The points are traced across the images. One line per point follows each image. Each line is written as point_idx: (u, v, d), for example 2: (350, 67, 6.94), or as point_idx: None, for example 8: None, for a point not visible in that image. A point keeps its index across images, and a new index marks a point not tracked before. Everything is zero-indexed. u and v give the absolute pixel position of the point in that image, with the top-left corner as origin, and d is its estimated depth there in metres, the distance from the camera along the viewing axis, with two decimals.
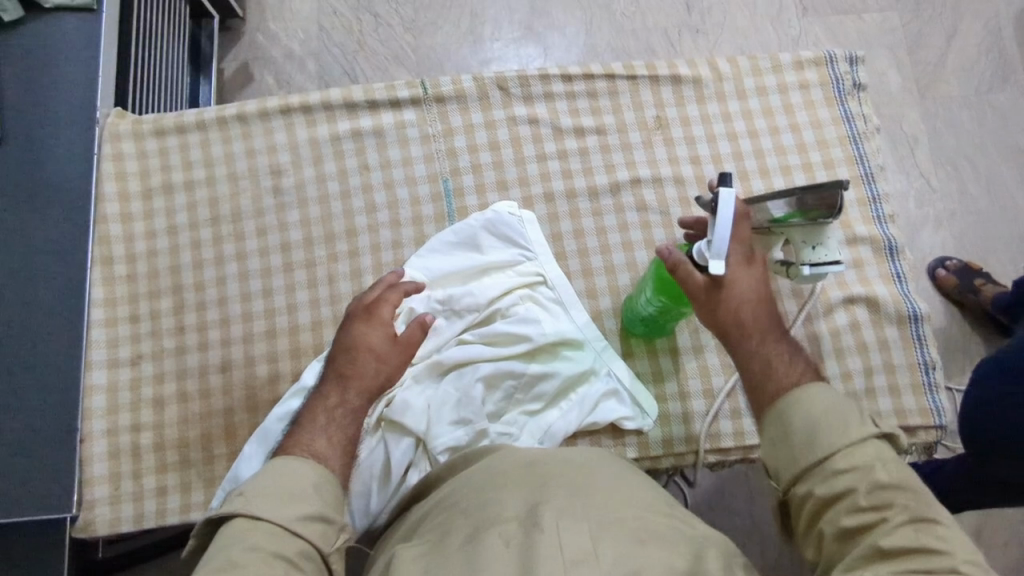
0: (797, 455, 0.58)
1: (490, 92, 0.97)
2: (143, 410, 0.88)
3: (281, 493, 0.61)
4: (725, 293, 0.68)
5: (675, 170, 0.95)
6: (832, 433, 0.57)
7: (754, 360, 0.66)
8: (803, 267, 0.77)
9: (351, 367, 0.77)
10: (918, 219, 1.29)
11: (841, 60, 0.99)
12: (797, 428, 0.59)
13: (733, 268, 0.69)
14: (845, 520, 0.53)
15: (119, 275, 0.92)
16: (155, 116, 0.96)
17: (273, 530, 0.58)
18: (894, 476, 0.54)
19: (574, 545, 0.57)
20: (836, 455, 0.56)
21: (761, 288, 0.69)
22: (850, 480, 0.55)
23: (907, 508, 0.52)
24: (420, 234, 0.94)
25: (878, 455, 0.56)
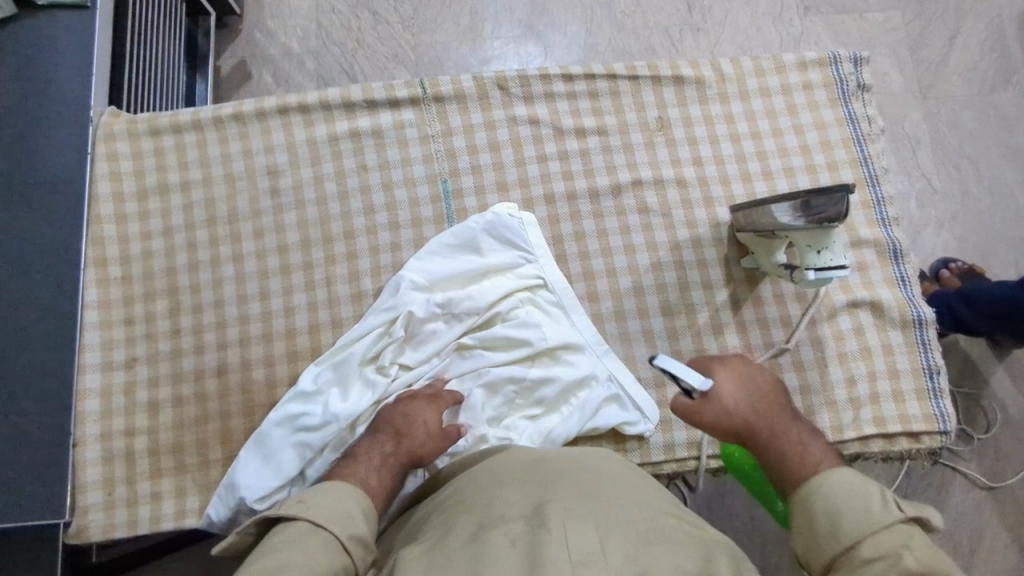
0: (824, 545, 0.60)
1: (490, 92, 0.96)
2: (138, 415, 0.87)
3: (340, 511, 0.64)
4: (719, 404, 0.71)
5: (678, 172, 0.94)
6: (854, 521, 0.59)
7: (769, 456, 0.69)
8: (808, 271, 0.77)
9: (408, 428, 0.77)
10: (920, 221, 1.28)
11: (846, 61, 0.97)
12: (820, 516, 0.62)
13: (717, 384, 0.72)
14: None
15: (114, 277, 0.90)
16: (151, 115, 0.95)
17: (329, 541, 0.61)
18: (922, 563, 0.54)
19: (579, 543, 0.56)
20: (861, 544, 0.58)
21: (748, 387, 0.73)
22: (878, 569, 0.56)
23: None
24: (419, 237, 0.92)
25: (904, 540, 0.57)
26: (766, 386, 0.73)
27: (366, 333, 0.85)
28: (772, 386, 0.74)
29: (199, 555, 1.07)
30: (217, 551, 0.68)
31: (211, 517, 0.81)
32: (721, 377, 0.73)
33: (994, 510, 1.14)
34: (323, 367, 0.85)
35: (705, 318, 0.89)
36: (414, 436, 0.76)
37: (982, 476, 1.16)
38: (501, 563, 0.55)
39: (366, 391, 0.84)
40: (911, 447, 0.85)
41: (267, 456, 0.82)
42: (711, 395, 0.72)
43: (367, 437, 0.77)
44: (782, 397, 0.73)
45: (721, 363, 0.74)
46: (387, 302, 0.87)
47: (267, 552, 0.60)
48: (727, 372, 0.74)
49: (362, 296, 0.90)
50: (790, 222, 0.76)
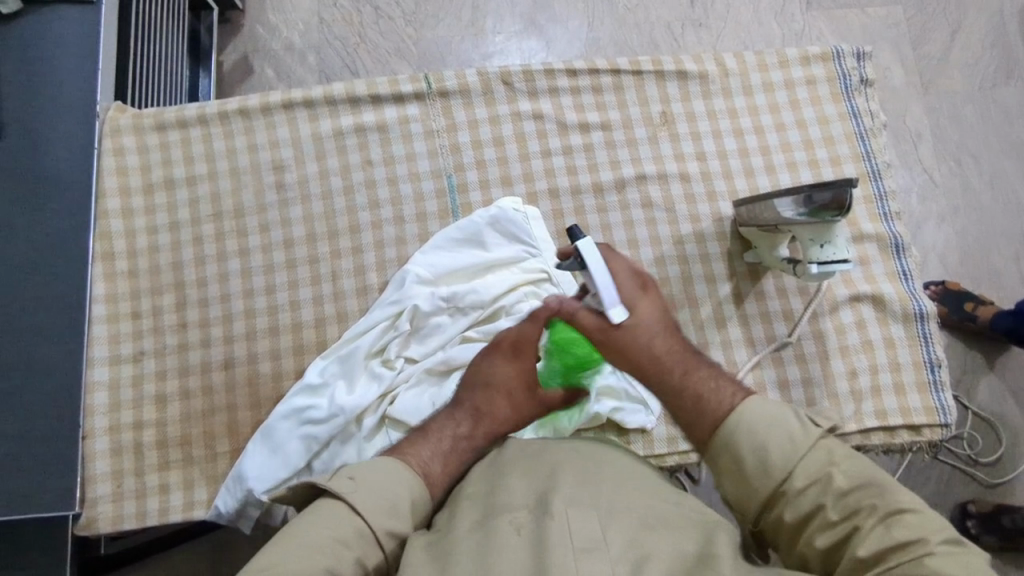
0: (756, 483, 0.60)
1: (493, 87, 0.96)
2: (145, 408, 0.87)
3: (384, 503, 0.63)
4: (634, 335, 0.66)
5: (681, 167, 0.94)
6: (781, 450, 0.60)
7: (682, 394, 0.65)
8: (811, 265, 0.77)
9: (488, 406, 0.73)
10: (921, 215, 1.29)
11: (849, 56, 0.98)
12: (746, 455, 0.60)
13: (631, 308, 0.67)
14: (822, 537, 0.56)
15: (120, 271, 0.91)
16: (156, 110, 0.95)
17: (360, 531, 0.61)
18: (847, 479, 0.57)
19: (582, 530, 0.58)
20: (792, 474, 0.59)
21: (661, 322, 0.68)
22: (813, 497, 0.57)
23: (867, 504, 0.55)
24: (424, 231, 0.93)
25: (828, 459, 0.59)
26: (672, 323, 0.69)
27: (372, 326, 0.86)
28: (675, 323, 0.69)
29: (207, 547, 1.08)
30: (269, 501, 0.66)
31: (218, 509, 0.83)
32: (642, 307, 0.67)
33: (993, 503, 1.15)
34: (329, 360, 0.86)
35: (708, 311, 0.90)
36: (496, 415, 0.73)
37: (981, 472, 1.17)
38: (510, 553, 0.58)
39: (372, 384, 0.84)
40: (912, 439, 0.85)
41: (274, 449, 0.83)
42: (625, 321, 0.67)
43: (445, 417, 0.73)
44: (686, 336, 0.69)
45: (644, 290, 0.68)
46: (392, 295, 0.87)
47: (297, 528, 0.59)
48: (639, 302, 0.68)
49: (367, 291, 0.91)
50: (794, 215, 0.77)
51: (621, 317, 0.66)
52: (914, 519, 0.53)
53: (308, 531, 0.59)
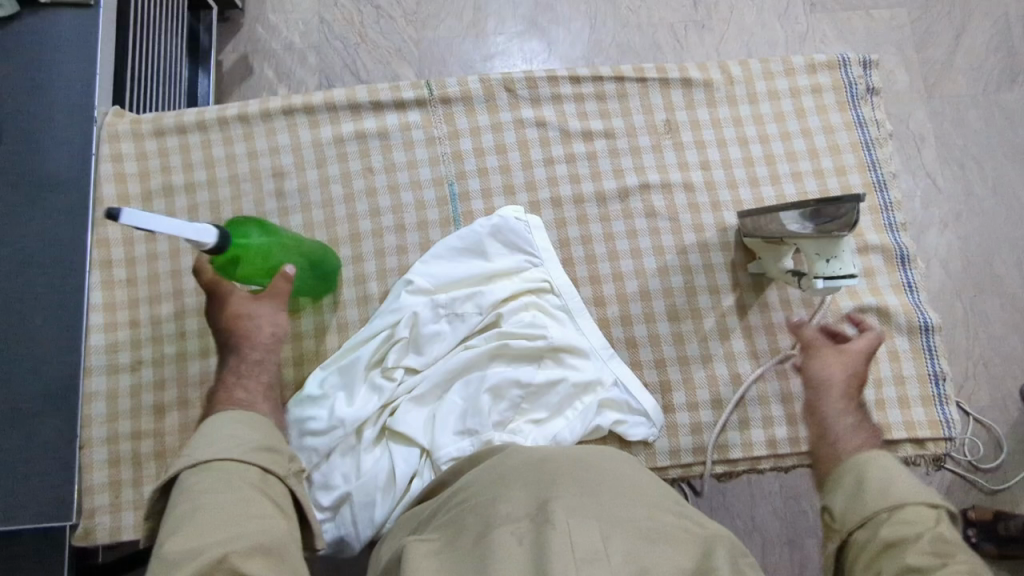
0: (869, 502, 0.65)
1: (496, 94, 0.95)
2: (144, 418, 0.87)
3: (228, 437, 0.65)
4: (843, 364, 0.80)
5: (685, 176, 0.93)
6: (903, 491, 0.64)
7: (838, 420, 0.75)
8: (817, 280, 0.76)
9: (240, 336, 0.76)
10: (925, 222, 1.28)
11: (855, 64, 0.97)
12: (872, 481, 0.67)
13: (853, 352, 0.80)
14: (908, 557, 0.59)
15: (119, 279, 0.90)
16: (155, 115, 0.94)
17: (229, 466, 0.63)
18: (950, 536, 0.60)
19: (583, 540, 0.57)
20: (904, 508, 0.63)
21: (856, 372, 0.79)
22: (915, 529, 0.61)
23: (956, 557, 0.58)
24: (426, 240, 0.92)
25: (937, 519, 0.62)
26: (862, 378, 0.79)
27: (372, 336, 0.86)
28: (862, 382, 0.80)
29: None
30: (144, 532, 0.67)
31: None
32: (848, 361, 0.80)
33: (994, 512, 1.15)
34: (328, 371, 0.86)
35: (712, 323, 0.89)
36: (249, 338, 0.76)
37: (983, 481, 1.17)
38: (507, 561, 0.56)
39: (372, 395, 0.83)
40: (916, 453, 0.85)
41: None
42: (843, 356, 0.80)
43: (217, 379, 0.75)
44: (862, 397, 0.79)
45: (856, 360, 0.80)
46: (392, 305, 0.87)
47: (179, 524, 0.58)
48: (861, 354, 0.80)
49: (368, 300, 0.90)
50: (799, 228, 0.76)
51: (846, 356, 0.80)
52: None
53: (200, 500, 0.60)
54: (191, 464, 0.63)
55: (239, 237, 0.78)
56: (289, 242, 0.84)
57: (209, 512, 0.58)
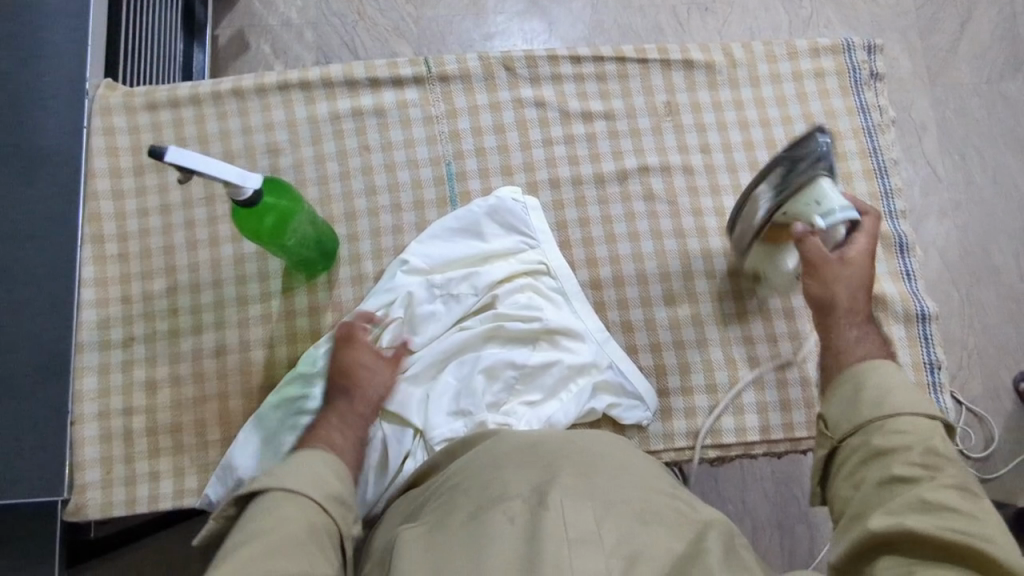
0: (863, 409, 0.64)
1: (495, 72, 0.94)
2: (136, 394, 0.86)
3: (312, 475, 0.66)
4: (846, 270, 0.75)
5: (685, 159, 0.93)
6: (901, 400, 0.63)
7: (836, 331, 0.74)
8: (816, 219, 0.75)
9: (348, 381, 0.79)
10: (923, 210, 1.27)
11: (859, 48, 0.96)
12: (870, 387, 0.66)
13: (857, 255, 0.75)
14: (897, 467, 0.59)
15: (111, 254, 0.89)
16: (149, 89, 0.92)
17: (304, 505, 0.63)
18: (944, 449, 0.59)
19: (578, 522, 0.57)
20: (898, 417, 0.62)
21: (859, 281, 0.75)
22: (908, 439, 0.60)
23: (949, 473, 0.58)
24: (422, 219, 0.91)
25: (934, 432, 0.61)
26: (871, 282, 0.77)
27: (366, 315, 0.85)
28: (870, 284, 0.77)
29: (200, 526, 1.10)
30: (198, 536, 0.68)
31: (212, 500, 0.82)
32: (853, 258, 0.75)
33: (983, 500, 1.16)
34: (322, 350, 0.85)
35: (708, 308, 0.89)
36: (359, 383, 0.79)
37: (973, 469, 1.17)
38: (501, 545, 0.56)
39: None
40: None
41: (266, 438, 0.82)
42: (848, 260, 0.75)
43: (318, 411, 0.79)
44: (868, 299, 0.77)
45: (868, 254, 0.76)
46: (386, 284, 0.86)
47: (240, 545, 0.59)
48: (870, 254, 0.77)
49: (362, 279, 0.89)
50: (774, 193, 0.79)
51: (846, 257, 0.75)
52: (984, 505, 0.56)
53: (261, 528, 0.60)
54: (277, 489, 0.64)
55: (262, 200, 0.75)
56: (307, 211, 0.82)
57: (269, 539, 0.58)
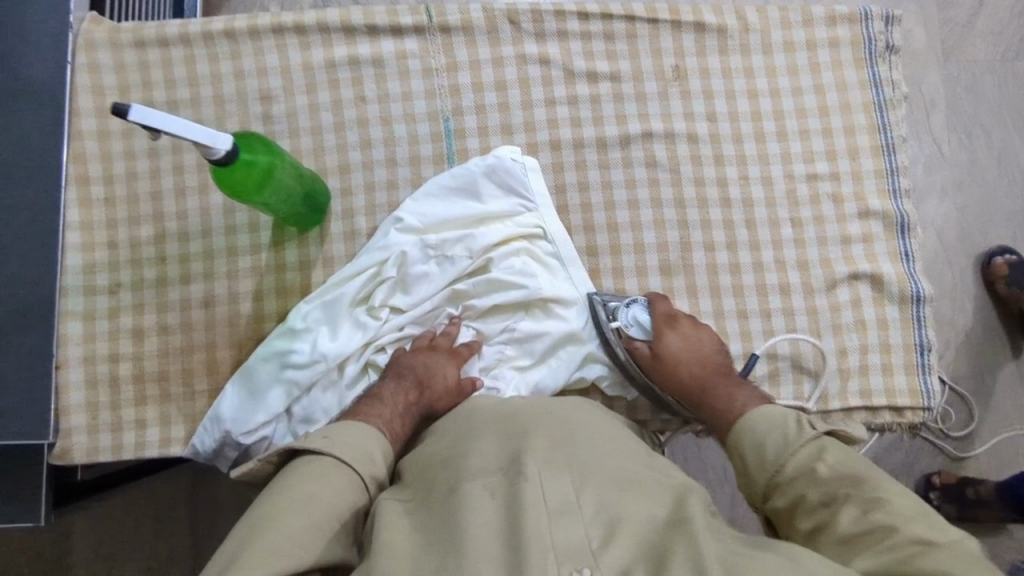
0: (755, 475, 0.67)
1: (499, 25, 0.90)
2: (122, 341, 0.85)
3: (364, 451, 0.66)
4: (670, 360, 0.80)
5: (689, 126, 0.90)
6: (775, 448, 0.66)
7: (706, 411, 0.77)
8: (612, 322, 0.83)
9: (428, 382, 0.77)
10: (925, 189, 1.26)
11: (877, 19, 0.92)
12: (749, 448, 0.68)
13: (664, 340, 0.81)
14: (811, 516, 0.61)
15: (97, 198, 0.86)
16: (135, 25, 0.88)
17: (350, 480, 0.63)
18: (834, 469, 0.62)
19: (557, 493, 0.57)
20: (784, 466, 0.65)
21: (689, 356, 0.80)
22: (800, 486, 0.63)
23: (849, 492, 0.60)
24: (417, 176, 0.89)
25: (820, 457, 0.63)
26: (714, 353, 0.81)
27: (358, 272, 0.83)
28: (720, 355, 0.81)
29: (187, 472, 1.12)
30: (234, 474, 0.67)
31: (197, 448, 0.82)
32: (669, 338, 0.81)
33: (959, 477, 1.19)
34: (312, 305, 0.83)
35: (704, 279, 0.88)
36: (434, 389, 0.77)
37: (949, 445, 1.20)
38: (480, 516, 0.56)
39: (356, 332, 0.83)
40: (894, 420, 0.86)
41: (252, 392, 0.82)
42: (660, 352, 0.80)
43: (391, 381, 0.77)
44: (727, 365, 0.80)
45: (674, 324, 0.82)
46: (379, 241, 0.84)
47: (286, 504, 0.58)
48: (695, 331, 0.82)
49: (354, 235, 0.88)
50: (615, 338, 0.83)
51: (656, 347, 0.81)
52: (888, 501, 0.58)
53: (309, 492, 0.59)
54: (333, 458, 0.64)
55: (241, 147, 0.71)
56: (293, 163, 0.78)
57: (316, 506, 0.59)
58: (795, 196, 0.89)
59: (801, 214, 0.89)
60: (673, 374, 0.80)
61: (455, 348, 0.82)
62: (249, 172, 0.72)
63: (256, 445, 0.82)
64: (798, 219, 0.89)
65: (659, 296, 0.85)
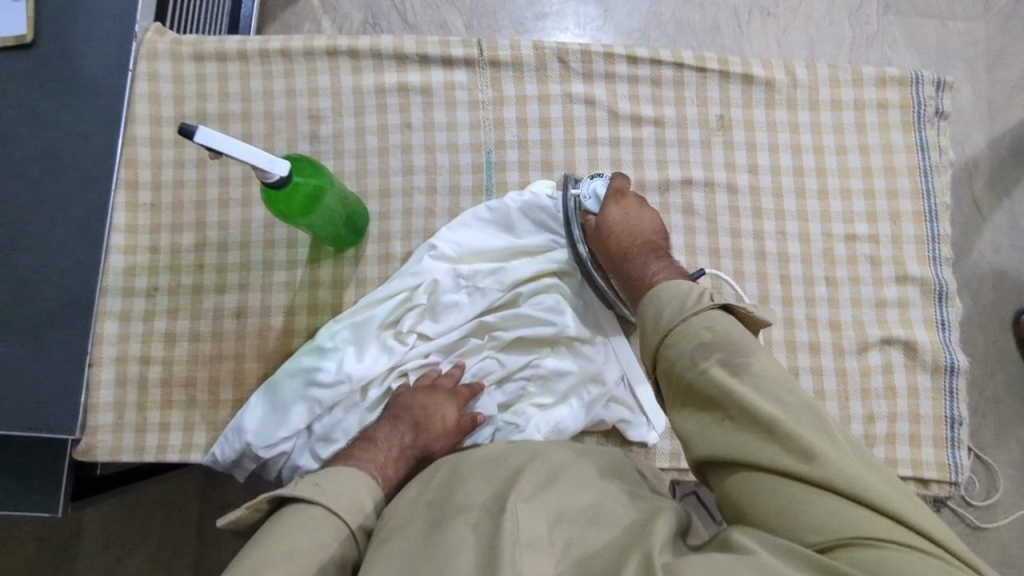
0: (648, 336, 0.70)
1: (548, 63, 0.92)
2: (154, 343, 0.87)
3: (350, 495, 0.66)
4: (605, 229, 0.82)
5: (730, 177, 0.90)
6: (670, 313, 0.68)
7: (625, 279, 0.80)
8: (569, 193, 0.87)
9: (426, 423, 0.77)
10: (963, 251, 1.23)
11: (928, 83, 0.92)
12: (648, 314, 0.70)
13: (605, 210, 0.83)
14: (690, 376, 0.64)
15: (143, 201, 0.89)
16: (196, 38, 0.91)
17: (335, 526, 0.63)
18: (718, 336, 0.64)
19: (530, 528, 0.58)
20: (672, 330, 0.67)
21: (626, 228, 0.82)
22: (682, 349, 0.66)
23: (726, 357, 0.63)
24: (455, 206, 0.90)
25: (707, 324, 0.66)
26: (651, 231, 0.82)
27: (390, 296, 0.84)
28: (657, 235, 0.83)
29: (202, 471, 1.13)
30: (218, 523, 0.66)
31: (215, 457, 0.83)
32: (610, 211, 0.83)
33: (980, 551, 1.15)
34: (341, 325, 0.84)
35: None
36: (431, 430, 0.77)
37: (973, 517, 1.16)
38: (456, 549, 0.57)
39: (382, 356, 0.83)
40: (919, 492, 0.84)
41: (273, 403, 0.83)
42: (599, 220, 0.83)
43: (387, 423, 0.76)
44: (662, 244, 0.82)
45: (620, 200, 0.84)
46: (412, 267, 0.85)
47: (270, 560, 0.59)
48: (639, 209, 0.83)
49: (389, 259, 0.89)
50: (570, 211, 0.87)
51: (598, 217, 0.83)
52: (761, 372, 0.62)
53: (293, 543, 0.60)
54: (322, 505, 0.64)
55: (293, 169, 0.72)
56: (338, 186, 0.80)
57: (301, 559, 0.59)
58: (832, 256, 0.89)
59: (837, 274, 0.88)
60: (604, 244, 0.82)
61: (456, 387, 0.82)
62: (296, 193, 0.73)
63: (274, 458, 0.83)
64: (834, 279, 0.88)
65: (617, 175, 0.85)
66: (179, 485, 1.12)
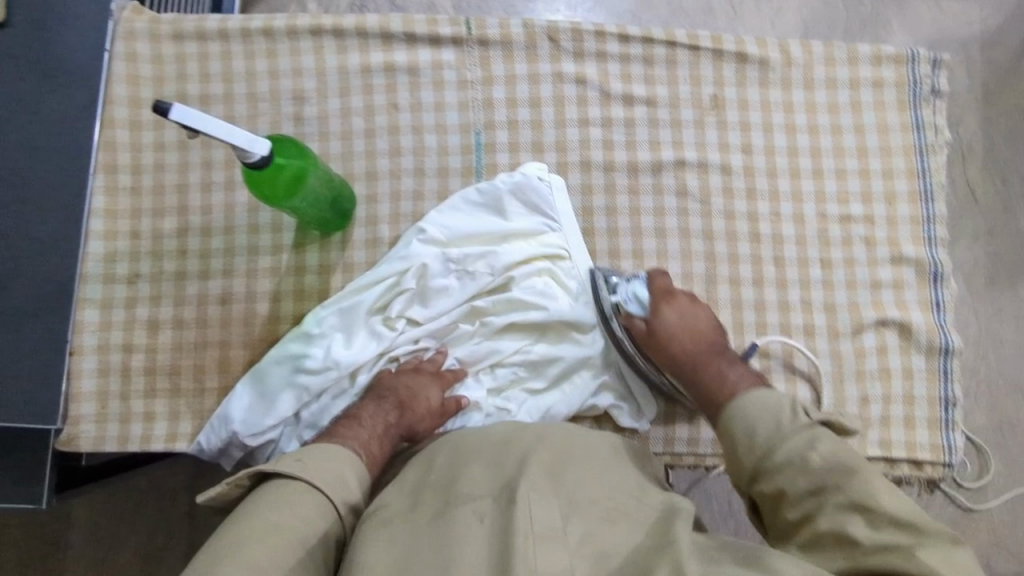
0: (743, 456, 0.68)
1: (538, 42, 0.90)
2: (137, 331, 0.85)
3: (333, 474, 0.65)
4: (663, 336, 0.80)
5: (724, 157, 0.89)
6: (767, 434, 0.67)
7: (697, 390, 0.77)
8: (610, 297, 0.83)
9: (410, 403, 0.76)
10: (956, 233, 1.23)
11: (923, 62, 0.91)
12: (740, 436, 0.69)
13: (661, 319, 0.80)
14: (798, 504, 0.63)
15: (123, 185, 0.86)
16: (175, 17, 0.88)
17: (321, 503, 0.62)
18: (826, 460, 0.63)
19: (545, 517, 0.57)
20: (772, 451, 0.66)
21: (685, 334, 0.79)
22: (782, 480, 0.65)
23: (836, 475, 0.62)
24: (444, 188, 0.88)
25: (811, 443, 0.65)
26: (710, 330, 0.80)
27: (378, 281, 0.82)
28: (716, 332, 0.80)
29: (190, 459, 1.12)
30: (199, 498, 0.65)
31: (201, 445, 0.82)
32: (665, 313, 0.80)
33: (971, 533, 1.15)
34: (329, 310, 0.82)
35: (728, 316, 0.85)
36: (416, 410, 0.76)
37: (964, 499, 1.16)
38: (469, 543, 0.56)
39: (371, 341, 0.82)
40: (913, 474, 0.84)
41: (260, 391, 0.81)
42: (657, 329, 0.80)
43: (371, 403, 0.76)
44: (722, 342, 0.80)
45: (670, 300, 0.81)
46: (401, 252, 0.83)
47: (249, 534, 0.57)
48: (692, 308, 0.81)
49: (377, 243, 0.87)
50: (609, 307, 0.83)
51: (654, 325, 0.80)
52: (875, 489, 0.61)
53: (273, 518, 0.59)
54: (307, 485, 0.63)
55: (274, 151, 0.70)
56: (323, 167, 0.78)
57: (284, 535, 0.58)
58: (827, 237, 0.88)
59: (831, 256, 0.87)
60: (663, 350, 0.80)
61: (440, 371, 0.81)
62: (277, 176, 0.71)
63: (262, 446, 0.82)
64: (828, 261, 0.87)
65: (658, 274, 0.83)
66: (166, 476, 1.11)
